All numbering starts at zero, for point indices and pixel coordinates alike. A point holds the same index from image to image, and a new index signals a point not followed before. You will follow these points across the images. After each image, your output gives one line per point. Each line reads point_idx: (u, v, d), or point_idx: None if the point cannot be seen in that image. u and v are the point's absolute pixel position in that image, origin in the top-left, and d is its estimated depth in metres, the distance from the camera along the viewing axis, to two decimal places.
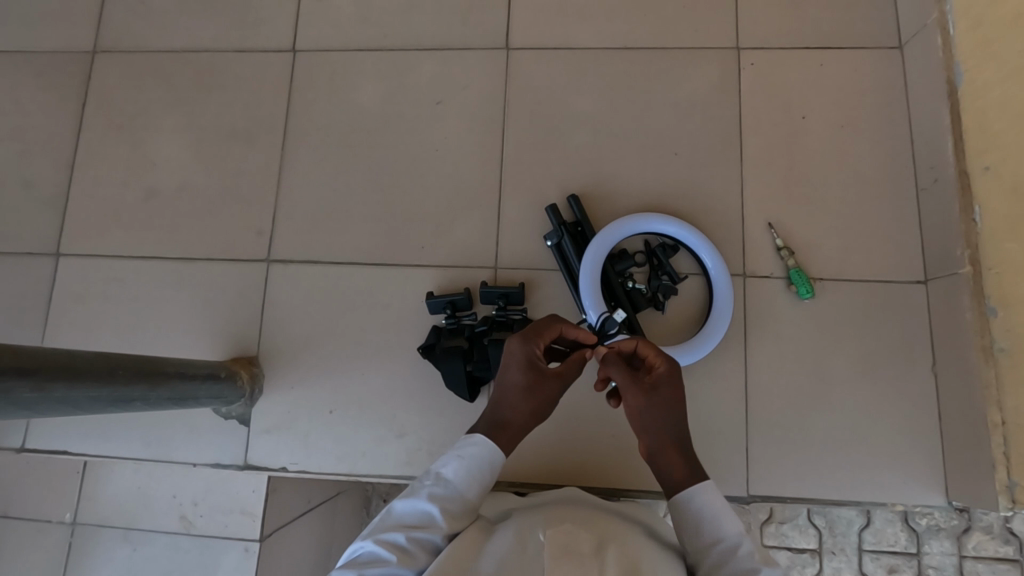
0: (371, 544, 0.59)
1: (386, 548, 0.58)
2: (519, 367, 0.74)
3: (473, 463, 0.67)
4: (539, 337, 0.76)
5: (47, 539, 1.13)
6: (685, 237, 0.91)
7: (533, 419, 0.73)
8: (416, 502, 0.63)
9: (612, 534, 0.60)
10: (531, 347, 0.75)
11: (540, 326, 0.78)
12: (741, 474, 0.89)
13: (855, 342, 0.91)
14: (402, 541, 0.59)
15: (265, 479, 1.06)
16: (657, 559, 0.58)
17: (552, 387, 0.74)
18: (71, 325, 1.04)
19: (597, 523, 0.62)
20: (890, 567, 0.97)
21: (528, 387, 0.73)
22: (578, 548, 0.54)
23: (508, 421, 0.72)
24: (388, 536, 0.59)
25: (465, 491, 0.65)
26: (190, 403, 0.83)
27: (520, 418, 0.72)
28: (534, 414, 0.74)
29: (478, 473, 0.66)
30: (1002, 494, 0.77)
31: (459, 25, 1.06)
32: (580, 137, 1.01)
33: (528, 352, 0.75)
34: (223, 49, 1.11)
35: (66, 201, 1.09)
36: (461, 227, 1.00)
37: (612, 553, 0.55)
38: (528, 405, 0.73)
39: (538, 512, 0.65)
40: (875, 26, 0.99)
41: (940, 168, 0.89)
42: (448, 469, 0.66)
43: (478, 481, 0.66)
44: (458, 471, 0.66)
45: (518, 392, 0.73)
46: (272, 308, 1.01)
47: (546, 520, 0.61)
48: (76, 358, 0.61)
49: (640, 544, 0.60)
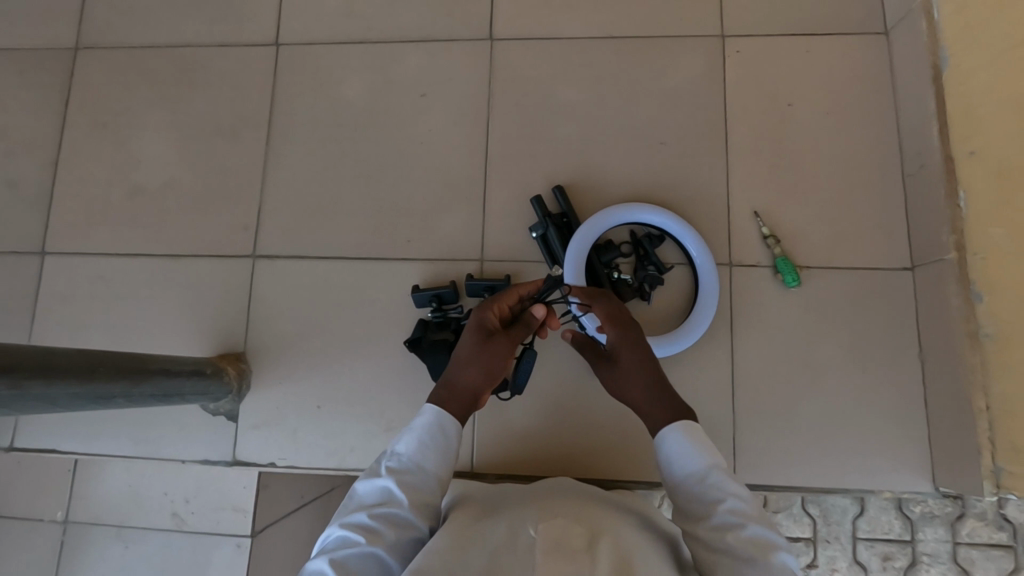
0: (338, 530, 0.59)
1: (352, 530, 0.59)
2: (471, 331, 0.78)
3: (424, 432, 0.67)
4: (493, 304, 0.80)
5: (40, 539, 1.13)
6: (671, 227, 0.90)
7: (485, 379, 0.74)
8: (375, 481, 0.64)
9: (604, 525, 0.60)
10: (484, 315, 0.79)
11: (495, 296, 0.82)
12: (731, 464, 0.89)
13: (843, 330, 0.91)
14: (366, 520, 0.60)
15: (257, 474, 1.05)
16: (648, 551, 0.58)
17: (502, 344, 0.76)
18: (58, 325, 1.04)
19: (588, 514, 0.62)
20: (884, 554, 0.97)
21: (479, 345, 0.76)
22: (570, 541, 0.54)
23: (459, 380, 0.73)
24: (354, 519, 0.60)
25: (421, 459, 0.66)
26: (176, 399, 0.83)
27: (468, 378, 0.73)
28: (488, 373, 0.75)
29: (431, 441, 0.67)
30: (988, 480, 0.77)
31: (445, 17, 1.06)
32: (565, 128, 1.00)
33: (479, 318, 0.78)
34: (206, 44, 1.10)
35: (50, 200, 1.08)
36: (448, 221, 1.00)
37: (604, 548, 0.54)
38: (478, 362, 0.74)
39: (528, 505, 0.65)
40: (861, 11, 0.99)
41: (926, 154, 0.88)
42: (401, 445, 0.67)
43: (433, 448, 0.67)
44: (411, 443, 0.67)
45: (469, 351, 0.75)
46: (259, 305, 1.01)
47: (535, 513, 0.61)
48: (55, 355, 0.60)
49: (630, 536, 0.60)
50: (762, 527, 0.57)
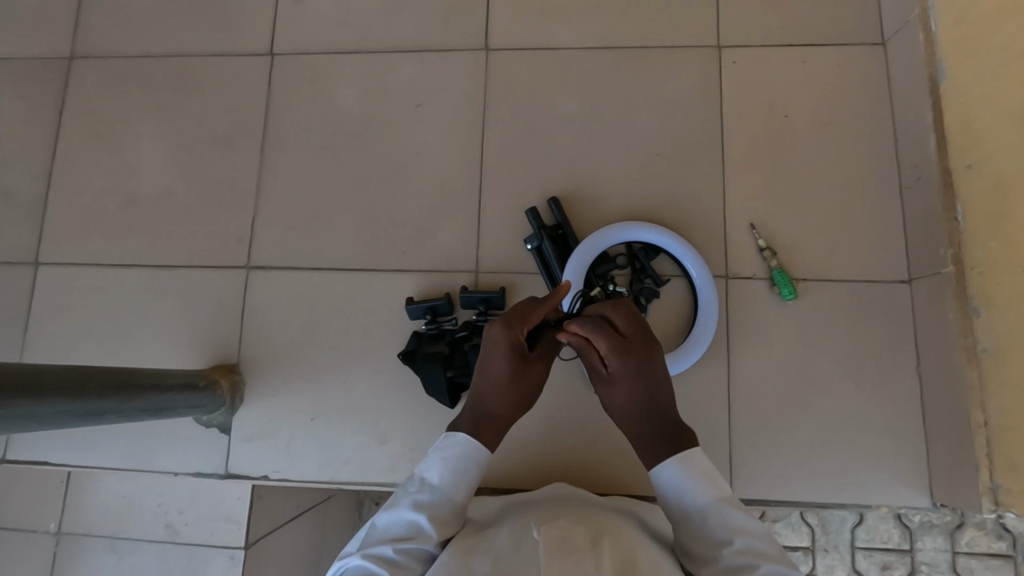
0: (359, 559, 0.59)
1: (376, 562, 0.59)
2: (504, 355, 0.75)
3: (457, 464, 0.68)
4: (523, 323, 0.76)
5: (33, 550, 1.13)
6: (668, 244, 0.90)
7: (518, 407, 0.76)
8: (402, 512, 0.64)
9: (607, 526, 0.60)
10: (516, 334, 0.75)
11: (524, 309, 0.77)
12: (726, 475, 0.88)
13: (839, 342, 0.90)
14: (390, 554, 0.60)
15: (251, 486, 1.05)
16: (653, 553, 0.59)
17: (537, 371, 0.76)
18: (51, 335, 1.03)
19: (593, 518, 0.62)
20: (884, 564, 0.96)
21: (513, 373, 0.75)
22: (574, 541, 0.54)
23: (494, 410, 0.74)
24: (377, 549, 0.60)
25: (453, 494, 0.66)
26: (168, 413, 0.82)
27: (502, 408, 0.74)
28: (519, 401, 0.76)
29: (463, 475, 0.68)
30: (985, 496, 0.76)
31: (439, 26, 1.05)
32: (561, 139, 0.99)
33: (512, 339, 0.75)
34: (201, 53, 1.10)
35: (43, 210, 1.08)
36: (443, 231, 0.99)
37: (608, 547, 0.55)
38: (514, 391, 0.75)
39: (532, 511, 0.65)
40: (858, 21, 0.98)
41: (923, 166, 0.88)
42: (432, 475, 0.67)
43: (464, 482, 0.67)
44: (443, 474, 0.67)
45: (505, 380, 0.75)
46: (253, 315, 1.00)
47: (537, 519, 0.61)
48: (43, 372, 0.59)
49: (633, 538, 0.60)
50: (775, 565, 0.56)
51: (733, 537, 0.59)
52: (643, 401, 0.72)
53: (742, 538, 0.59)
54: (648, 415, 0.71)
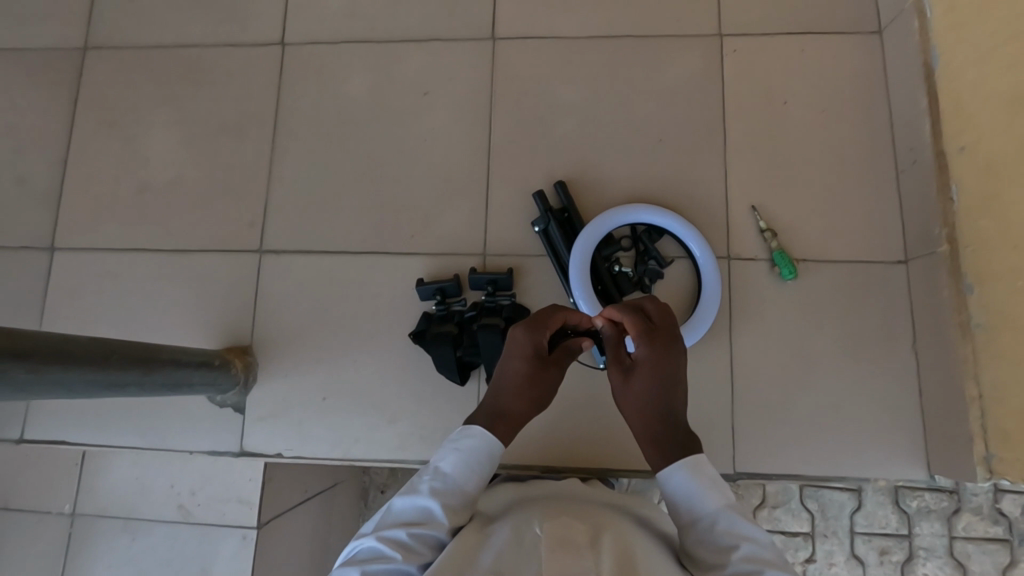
0: (372, 541, 0.62)
1: (388, 545, 0.61)
2: (523, 357, 0.77)
3: (471, 456, 0.69)
4: (545, 326, 0.79)
5: (46, 532, 1.15)
6: (671, 225, 0.92)
7: (533, 409, 0.77)
8: (415, 498, 0.65)
9: (608, 523, 0.62)
10: (538, 336, 0.78)
11: (545, 315, 0.80)
12: (727, 451, 0.90)
13: (838, 323, 0.93)
14: (403, 537, 0.62)
15: (262, 466, 1.07)
16: (649, 551, 0.60)
17: (553, 375, 0.78)
18: (67, 319, 1.05)
19: (592, 514, 0.63)
20: (881, 548, 0.99)
21: (530, 374, 0.77)
22: (575, 538, 0.56)
23: (509, 410, 0.75)
24: (390, 533, 0.62)
25: (465, 484, 0.68)
26: (185, 389, 0.84)
27: (518, 408, 0.75)
28: (536, 402, 0.77)
29: (476, 466, 0.69)
30: (980, 466, 0.79)
31: (446, 16, 1.08)
32: (566, 125, 1.02)
33: (534, 342, 0.77)
34: (212, 44, 1.12)
35: (58, 198, 1.10)
36: (450, 217, 1.02)
37: (607, 544, 0.56)
38: (530, 393, 0.76)
39: (535, 505, 0.66)
40: (854, 10, 1.01)
41: (918, 149, 0.90)
42: (446, 464, 0.69)
43: (476, 473, 0.68)
44: (456, 464, 0.69)
45: (523, 381, 0.76)
46: (265, 299, 1.02)
47: (540, 512, 0.63)
48: (71, 342, 0.61)
49: (632, 533, 0.62)
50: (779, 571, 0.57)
51: (741, 542, 0.60)
52: (657, 399, 0.72)
53: (749, 544, 0.60)
54: (661, 416, 0.72)
